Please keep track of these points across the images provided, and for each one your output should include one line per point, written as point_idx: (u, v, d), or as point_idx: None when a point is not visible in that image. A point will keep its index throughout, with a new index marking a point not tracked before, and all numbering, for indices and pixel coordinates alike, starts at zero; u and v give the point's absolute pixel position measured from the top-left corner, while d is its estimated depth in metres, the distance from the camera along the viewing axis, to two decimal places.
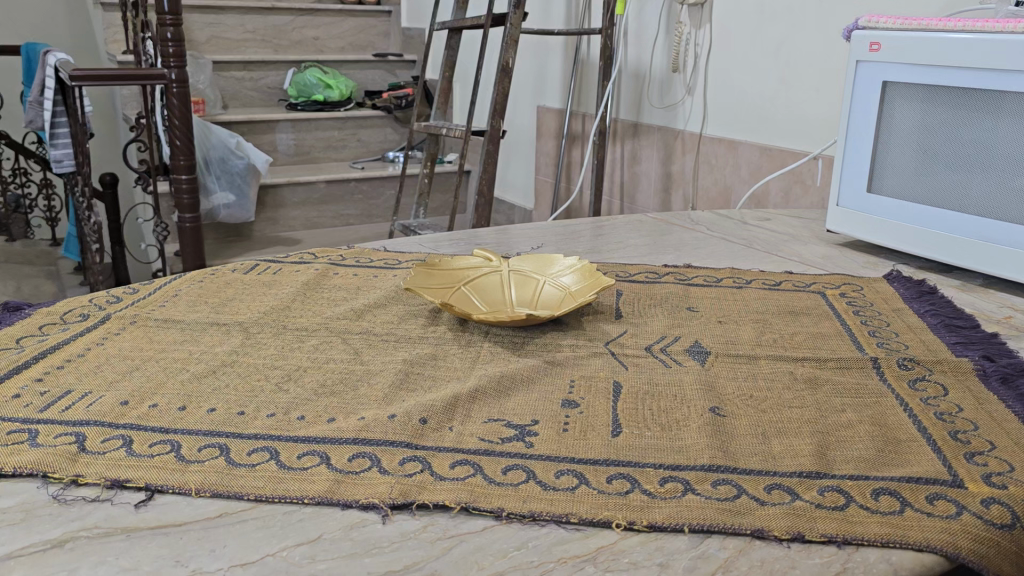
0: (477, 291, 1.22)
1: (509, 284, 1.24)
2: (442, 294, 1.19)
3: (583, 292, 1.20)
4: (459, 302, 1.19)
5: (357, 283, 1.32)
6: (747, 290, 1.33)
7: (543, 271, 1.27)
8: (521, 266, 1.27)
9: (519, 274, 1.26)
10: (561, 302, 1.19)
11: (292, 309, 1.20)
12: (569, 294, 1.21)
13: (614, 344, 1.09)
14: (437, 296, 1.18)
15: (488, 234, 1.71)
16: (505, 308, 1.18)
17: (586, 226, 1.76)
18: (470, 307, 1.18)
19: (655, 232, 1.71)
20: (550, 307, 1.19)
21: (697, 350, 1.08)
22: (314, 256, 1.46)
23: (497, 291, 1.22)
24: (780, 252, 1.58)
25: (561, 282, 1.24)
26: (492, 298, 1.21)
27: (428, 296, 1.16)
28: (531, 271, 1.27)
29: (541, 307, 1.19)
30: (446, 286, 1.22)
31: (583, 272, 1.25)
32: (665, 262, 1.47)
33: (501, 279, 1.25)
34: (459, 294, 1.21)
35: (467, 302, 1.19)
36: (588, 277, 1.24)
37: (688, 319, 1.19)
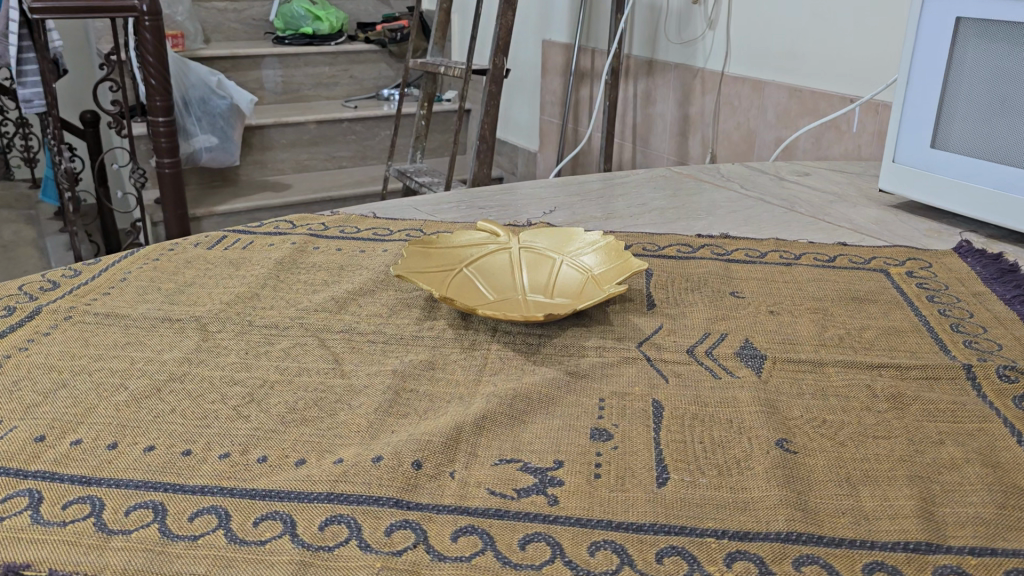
0: (482, 274, 1.03)
1: (520, 267, 1.05)
2: (441, 278, 1.00)
3: (609, 277, 1.01)
4: (462, 289, 1.00)
5: (340, 261, 1.12)
6: (798, 268, 1.13)
7: (561, 250, 1.07)
8: (534, 245, 1.09)
9: (532, 255, 1.07)
10: (582, 289, 1.00)
11: (261, 297, 1.00)
12: (591, 279, 1.02)
13: (648, 345, 0.90)
14: (434, 282, 0.99)
15: (493, 192, 1.50)
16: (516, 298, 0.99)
17: (602, 183, 1.55)
18: (474, 296, 0.99)
19: (682, 190, 1.50)
20: (569, 296, 0.99)
21: (750, 354, 0.89)
22: (292, 224, 1.26)
23: (506, 275, 1.03)
24: (827, 216, 1.38)
25: (581, 263, 1.05)
26: (500, 283, 1.02)
27: (423, 283, 0.97)
28: (546, 251, 1.08)
29: (558, 296, 1.00)
30: (446, 267, 1.03)
31: (608, 250, 1.06)
32: (698, 232, 1.28)
33: (511, 260, 1.06)
34: (461, 279, 1.02)
35: (471, 288, 1.00)
36: (614, 257, 1.04)
37: (733, 310, 1.00)
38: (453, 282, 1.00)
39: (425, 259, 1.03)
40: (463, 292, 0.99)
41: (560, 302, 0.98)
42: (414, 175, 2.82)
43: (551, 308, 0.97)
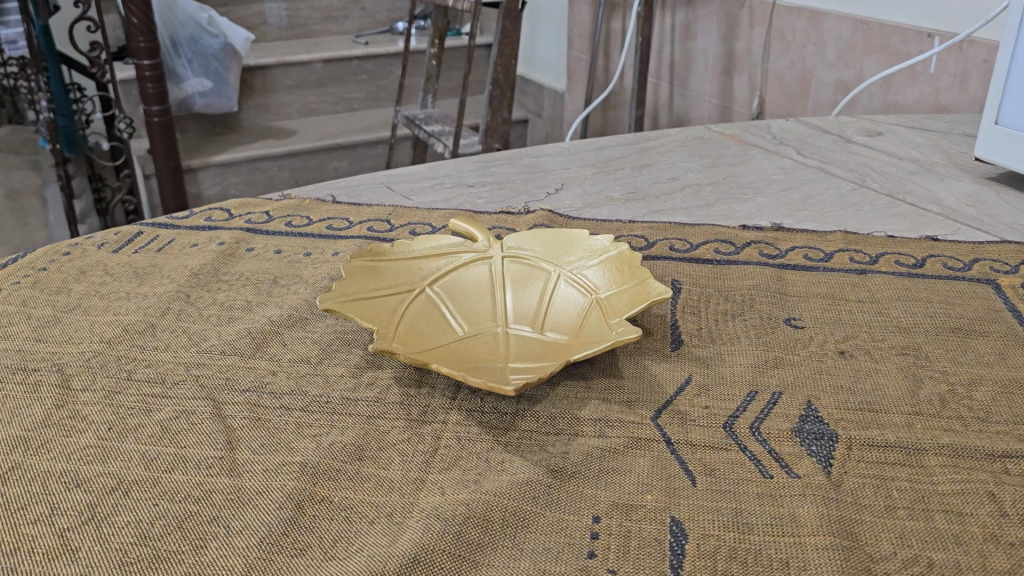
0: (449, 299, 0.77)
1: (503, 286, 0.79)
2: (392, 303, 0.75)
3: (618, 302, 0.74)
4: (421, 319, 0.74)
5: (274, 272, 0.87)
6: (876, 279, 0.86)
7: (556, 262, 0.81)
8: (523, 253, 0.82)
9: (519, 268, 0.81)
10: (583, 321, 0.74)
11: (156, 330, 0.76)
12: (595, 304, 0.75)
13: (668, 415, 0.65)
14: (381, 309, 0.74)
15: (489, 159, 1.22)
16: (493, 335, 0.73)
17: (625, 148, 1.26)
18: (436, 330, 0.73)
19: (723, 159, 1.21)
20: (565, 331, 0.73)
21: (814, 430, 0.63)
22: (230, 214, 1.01)
23: (482, 299, 0.78)
24: (908, 195, 1.09)
25: (582, 279, 0.78)
26: (472, 311, 0.76)
27: (365, 314, 0.72)
28: (537, 263, 0.81)
29: (551, 332, 0.74)
30: (401, 286, 0.77)
31: (620, 262, 0.79)
32: (741, 222, 1.00)
33: (490, 277, 0.80)
34: (420, 305, 0.76)
35: (433, 318, 0.75)
36: (627, 273, 0.77)
37: (790, 350, 0.73)
38: (409, 309, 0.75)
39: (373, 274, 0.77)
40: (421, 324, 0.73)
41: (552, 341, 0.72)
42: (423, 122, 2.54)
43: (539, 352, 0.71)
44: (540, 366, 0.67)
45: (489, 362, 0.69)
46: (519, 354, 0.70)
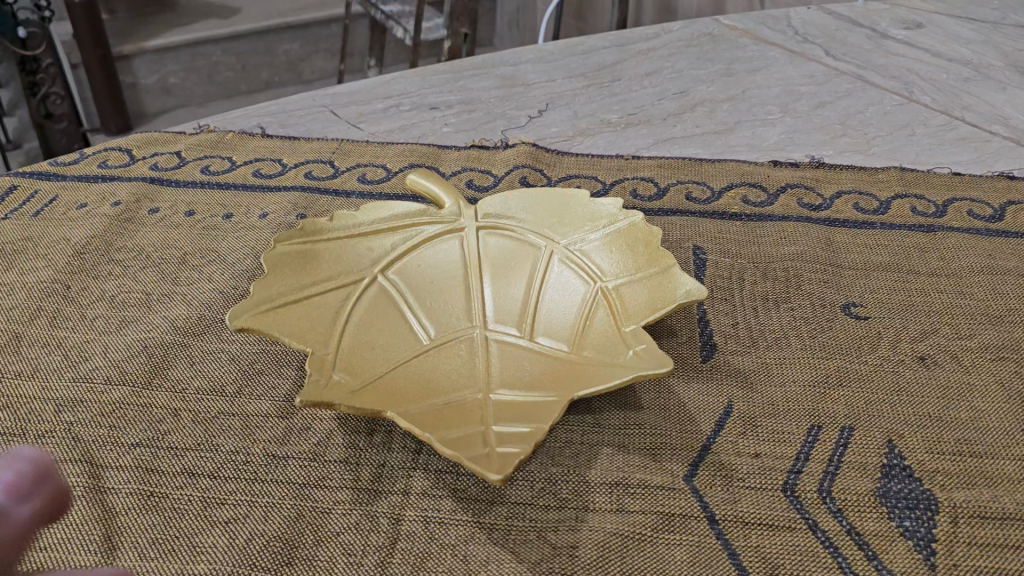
0: (410, 291, 0.59)
1: (480, 272, 0.60)
2: (331, 304, 0.56)
3: (633, 299, 0.56)
4: (373, 324, 0.56)
5: (183, 247, 0.67)
6: (949, 241, 0.68)
7: (548, 233, 0.62)
8: (504, 220, 0.63)
9: (500, 245, 0.62)
10: (586, 326, 0.55)
11: (20, 346, 0.57)
12: (603, 300, 0.57)
13: (708, 472, 0.48)
14: (317, 314, 0.55)
15: (457, 67, 1.00)
16: (467, 347, 0.56)
17: (620, 51, 1.04)
18: (392, 341, 0.55)
19: (739, 63, 1.01)
20: (562, 340, 0.55)
21: (902, 491, 0.47)
22: (133, 158, 0.80)
23: (452, 291, 0.59)
24: (966, 112, 0.90)
25: (583, 261, 0.60)
26: (439, 310, 0.58)
27: (295, 327, 0.53)
28: (523, 236, 0.62)
29: (544, 340, 0.56)
30: (344, 276, 0.58)
31: (633, 236, 0.60)
32: (770, 155, 0.81)
33: (462, 257, 0.61)
34: (369, 304, 0.57)
35: (389, 322, 0.57)
36: (643, 253, 0.59)
37: (854, 357, 0.56)
38: (356, 311, 0.56)
39: (307, 260, 0.58)
40: (372, 334, 0.55)
41: (545, 355, 0.55)
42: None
43: (530, 376, 0.53)
44: (532, 404, 0.50)
45: (463, 392, 0.52)
46: (504, 379, 0.53)
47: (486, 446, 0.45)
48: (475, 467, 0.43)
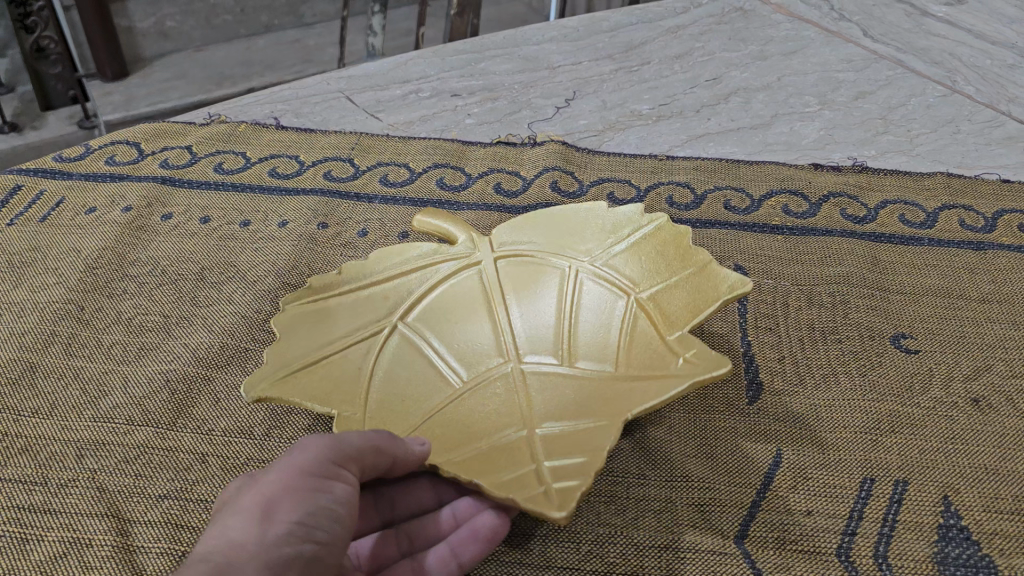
0: (434, 335, 0.56)
1: (506, 305, 0.58)
2: (354, 360, 0.52)
3: (673, 307, 0.53)
4: (400, 370, 0.53)
5: (201, 260, 0.64)
6: (1000, 261, 0.65)
7: (567, 249, 0.59)
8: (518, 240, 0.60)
9: (520, 271, 0.59)
10: (627, 344, 0.53)
11: (35, 378, 0.55)
12: (642, 311, 0.54)
13: (759, 533, 0.46)
14: (340, 374, 0.51)
15: (478, 45, 0.96)
16: (505, 384, 0.53)
17: (647, 30, 1.00)
18: (422, 389, 0.52)
19: (774, 45, 0.96)
20: (604, 362, 0.53)
21: (962, 558, 0.45)
22: (142, 154, 0.77)
23: (478, 329, 0.57)
24: (1012, 106, 0.86)
25: (612, 276, 0.57)
26: (466, 348, 0.55)
27: (318, 390, 0.50)
28: (540, 256, 0.59)
29: (583, 363, 0.53)
30: (363, 330, 0.54)
31: (657, 241, 0.57)
32: (809, 156, 0.77)
33: (482, 289, 0.58)
34: (394, 355, 0.54)
35: (419, 367, 0.54)
36: (674, 258, 0.56)
37: (906, 399, 0.54)
38: (379, 365, 0.53)
39: (320, 317, 0.54)
40: (400, 387, 0.52)
41: (587, 381, 0.52)
42: None
43: (575, 405, 0.50)
44: (579, 433, 0.47)
45: (505, 432, 0.49)
46: (548, 413, 0.50)
47: (539, 484, 0.42)
48: (535, 508, 0.41)
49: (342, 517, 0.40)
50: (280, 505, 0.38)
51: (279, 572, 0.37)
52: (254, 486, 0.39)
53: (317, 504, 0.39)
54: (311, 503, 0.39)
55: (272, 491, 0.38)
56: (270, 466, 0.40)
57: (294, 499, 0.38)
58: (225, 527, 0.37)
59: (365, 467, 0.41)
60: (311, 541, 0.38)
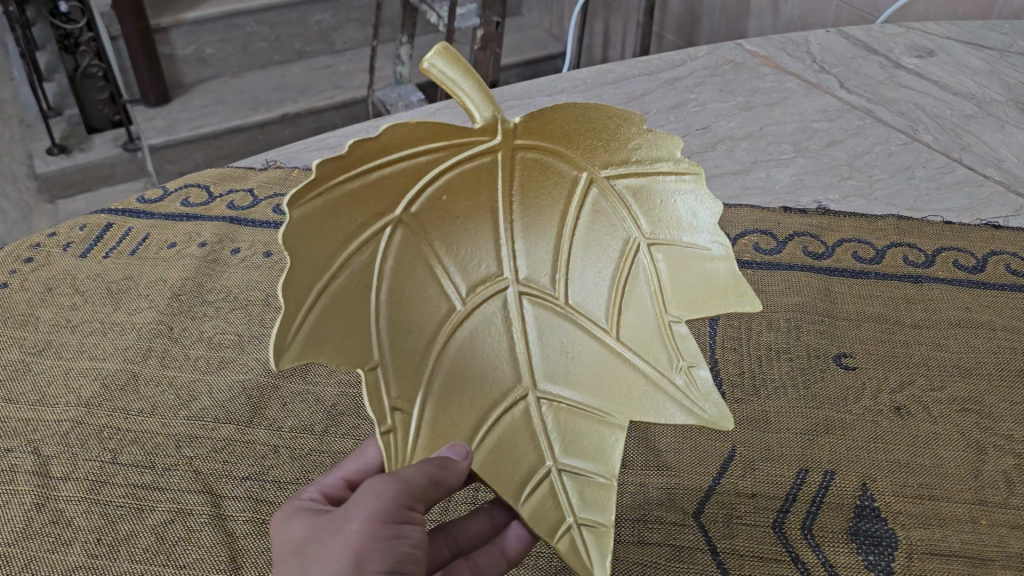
0: (434, 236, 0.56)
1: (507, 217, 0.59)
2: (362, 275, 0.51)
3: (676, 283, 0.58)
4: (404, 281, 0.54)
5: (266, 288, 0.78)
6: (933, 292, 0.77)
7: (579, 158, 0.58)
8: (539, 133, 0.56)
9: (534, 167, 0.58)
10: (625, 304, 0.59)
11: (138, 384, 0.68)
12: (645, 265, 0.59)
13: (712, 510, 0.59)
14: (350, 296, 0.50)
15: (496, 96, 1.09)
16: (501, 312, 0.59)
17: (646, 81, 1.13)
18: (427, 307, 0.55)
19: (758, 96, 1.09)
20: (603, 314, 0.59)
21: (870, 531, 0.58)
22: (212, 196, 0.91)
23: (477, 231, 0.58)
24: (965, 153, 0.98)
25: (619, 208, 0.59)
26: (464, 256, 0.58)
27: (332, 321, 0.49)
28: (556, 151, 0.58)
29: (578, 306, 0.60)
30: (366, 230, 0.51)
31: (687, 200, 0.59)
32: (780, 200, 0.90)
33: (486, 182, 0.57)
34: (396, 257, 0.54)
35: (423, 280, 0.55)
36: (685, 215, 0.59)
37: (841, 406, 0.67)
38: (384, 275, 0.53)
39: (326, 218, 0.49)
40: (405, 302, 0.54)
41: (581, 328, 0.59)
42: None
43: (572, 363, 0.59)
44: (584, 417, 0.57)
45: (505, 386, 0.57)
46: (547, 368, 0.59)
47: (568, 514, 0.52)
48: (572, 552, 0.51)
49: (418, 558, 0.44)
50: (369, 559, 0.41)
51: None
52: (338, 537, 0.42)
53: (401, 550, 0.42)
54: (396, 550, 0.42)
55: (359, 542, 0.41)
56: (344, 513, 0.43)
57: (382, 552, 0.42)
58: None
59: (428, 501, 0.45)
60: None
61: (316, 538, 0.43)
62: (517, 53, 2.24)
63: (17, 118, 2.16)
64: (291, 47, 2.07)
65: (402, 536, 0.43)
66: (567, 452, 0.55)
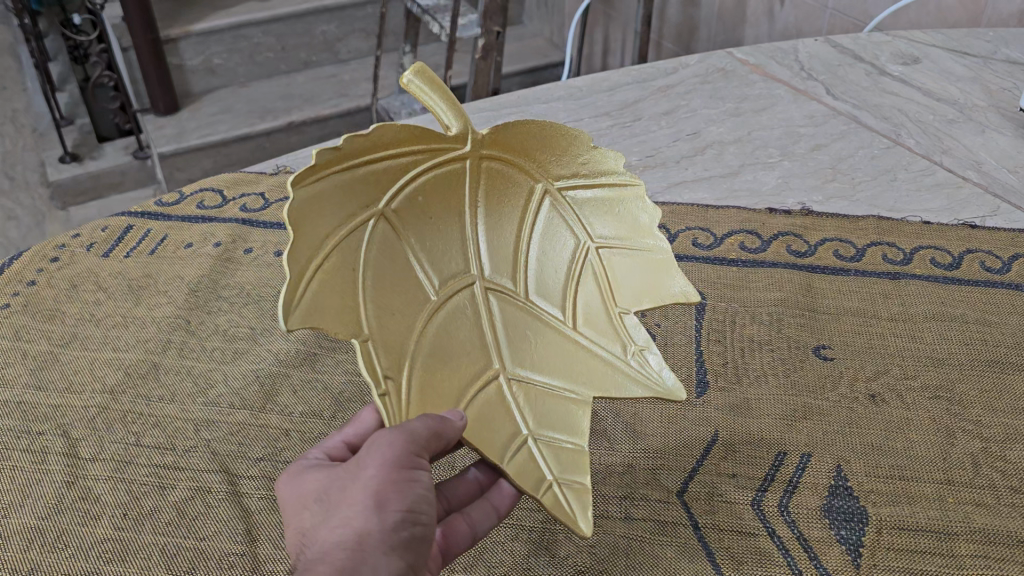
0: (410, 233, 0.62)
1: (475, 220, 0.66)
2: (349, 257, 0.56)
3: (626, 280, 0.65)
4: (386, 268, 0.59)
5: (278, 284, 0.83)
6: (910, 287, 0.81)
7: (536, 171, 0.66)
8: (503, 146, 0.64)
9: (498, 178, 0.65)
10: (580, 297, 0.66)
11: (159, 373, 0.73)
12: (596, 264, 0.66)
13: (694, 488, 0.63)
14: (340, 274, 0.55)
15: (495, 104, 1.14)
16: (469, 305, 0.65)
17: (641, 89, 1.17)
18: (409, 294, 0.61)
19: (748, 103, 1.13)
20: (560, 306, 0.66)
21: (843, 507, 0.62)
22: (225, 198, 0.95)
23: (447, 230, 0.65)
24: (944, 156, 1.02)
25: (572, 214, 0.67)
26: (438, 253, 0.64)
27: (330, 297, 0.53)
28: (517, 164, 0.65)
29: (538, 301, 0.66)
30: (353, 218, 0.57)
31: (629, 203, 0.66)
32: (766, 202, 0.94)
33: (456, 185, 0.64)
34: (378, 246, 0.59)
35: (402, 268, 0.61)
36: (630, 220, 0.66)
37: (819, 394, 0.71)
38: (370, 258, 0.58)
39: (318, 202, 0.54)
40: (387, 286, 0.59)
41: (541, 319, 0.66)
42: None
43: (535, 349, 0.65)
44: (551, 395, 0.62)
45: (475, 367, 0.62)
46: (513, 355, 0.64)
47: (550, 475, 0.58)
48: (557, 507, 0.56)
49: (432, 500, 0.48)
50: (389, 499, 0.46)
51: (402, 551, 0.45)
52: (358, 484, 0.47)
53: (415, 491, 0.47)
54: (411, 492, 0.47)
55: (377, 484, 0.46)
56: (360, 464, 0.48)
57: (400, 492, 0.46)
58: (347, 524, 0.45)
59: (436, 450, 0.50)
60: (419, 524, 0.46)
61: (336, 487, 0.48)
62: (519, 61, 2.29)
63: (30, 127, 2.22)
64: (297, 56, 2.12)
65: (416, 478, 0.47)
66: (539, 425, 0.61)
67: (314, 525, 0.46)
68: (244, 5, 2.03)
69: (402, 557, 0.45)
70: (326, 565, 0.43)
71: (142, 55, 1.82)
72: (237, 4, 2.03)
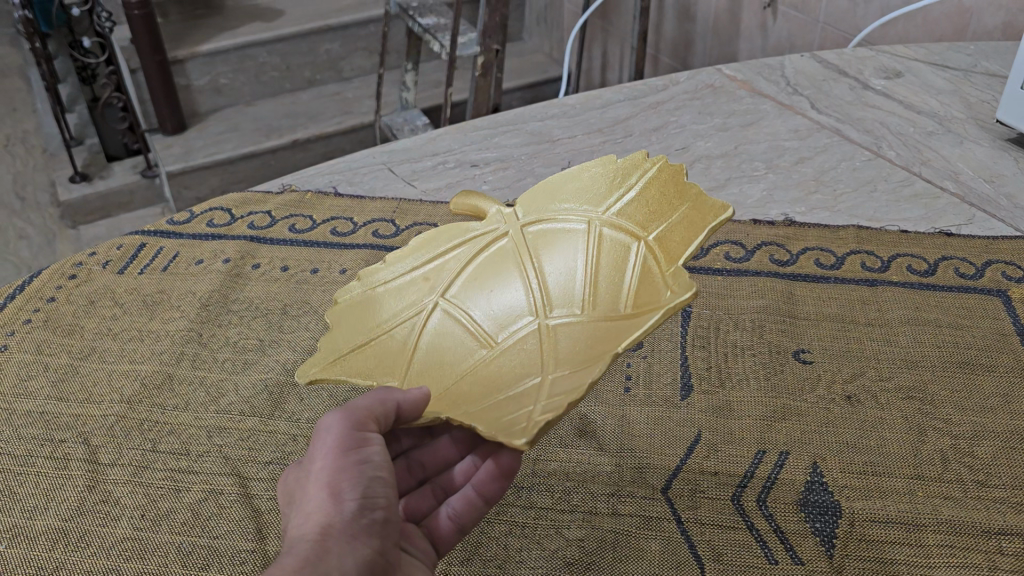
0: (477, 311, 0.69)
1: (539, 275, 0.71)
2: (402, 335, 0.66)
3: (673, 241, 0.67)
4: (449, 344, 0.66)
5: (284, 298, 0.87)
6: (886, 293, 0.85)
7: (578, 214, 0.73)
8: (536, 211, 0.74)
9: (546, 236, 0.73)
10: (632, 279, 0.66)
11: (173, 383, 0.77)
12: (644, 249, 0.68)
13: (677, 484, 0.67)
14: (386, 346, 0.65)
15: (493, 123, 1.19)
16: (536, 340, 0.66)
17: (632, 106, 1.21)
18: (466, 351, 0.66)
19: (735, 118, 1.18)
20: (618, 300, 0.66)
21: (818, 500, 0.66)
22: (234, 217, 1.00)
23: (509, 296, 0.70)
24: (924, 168, 1.06)
25: (623, 220, 0.71)
26: (504, 319, 0.69)
27: (357, 362, 0.64)
28: (559, 217, 0.73)
29: (599, 312, 0.66)
30: (406, 310, 0.68)
31: (660, 179, 0.73)
32: (751, 213, 0.98)
33: (510, 258, 0.72)
34: (436, 326, 0.68)
35: (461, 339, 0.67)
36: (667, 197, 0.71)
37: (797, 396, 0.75)
38: (427, 337, 0.67)
39: (365, 305, 0.69)
40: (443, 354, 0.66)
41: (599, 320, 0.65)
42: None
43: (590, 343, 0.63)
44: (576, 368, 0.59)
45: (524, 382, 0.61)
46: (563, 359, 0.62)
47: (527, 419, 0.53)
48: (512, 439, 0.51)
49: (387, 477, 0.52)
50: (343, 488, 0.50)
51: (362, 534, 0.49)
52: (313, 477, 0.51)
53: (367, 474, 0.51)
54: (361, 473, 0.51)
55: (330, 476, 0.50)
56: (311, 458, 0.52)
57: (352, 479, 0.50)
58: (309, 520, 0.49)
59: (379, 419, 0.54)
60: (378, 508, 0.51)
61: (297, 486, 0.52)
62: (518, 76, 2.34)
63: (41, 148, 2.27)
64: (301, 75, 2.17)
65: (364, 459, 0.52)
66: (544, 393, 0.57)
67: (285, 526, 0.51)
68: (249, 26, 2.08)
69: (366, 542, 0.49)
70: (291, 556, 0.46)
71: (149, 77, 1.88)
72: (243, 25, 2.09)
